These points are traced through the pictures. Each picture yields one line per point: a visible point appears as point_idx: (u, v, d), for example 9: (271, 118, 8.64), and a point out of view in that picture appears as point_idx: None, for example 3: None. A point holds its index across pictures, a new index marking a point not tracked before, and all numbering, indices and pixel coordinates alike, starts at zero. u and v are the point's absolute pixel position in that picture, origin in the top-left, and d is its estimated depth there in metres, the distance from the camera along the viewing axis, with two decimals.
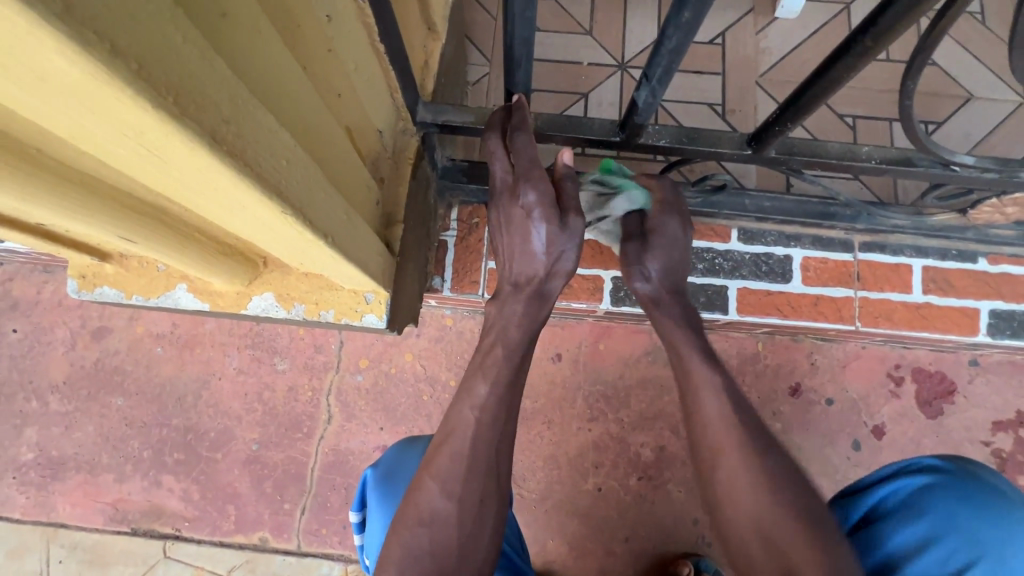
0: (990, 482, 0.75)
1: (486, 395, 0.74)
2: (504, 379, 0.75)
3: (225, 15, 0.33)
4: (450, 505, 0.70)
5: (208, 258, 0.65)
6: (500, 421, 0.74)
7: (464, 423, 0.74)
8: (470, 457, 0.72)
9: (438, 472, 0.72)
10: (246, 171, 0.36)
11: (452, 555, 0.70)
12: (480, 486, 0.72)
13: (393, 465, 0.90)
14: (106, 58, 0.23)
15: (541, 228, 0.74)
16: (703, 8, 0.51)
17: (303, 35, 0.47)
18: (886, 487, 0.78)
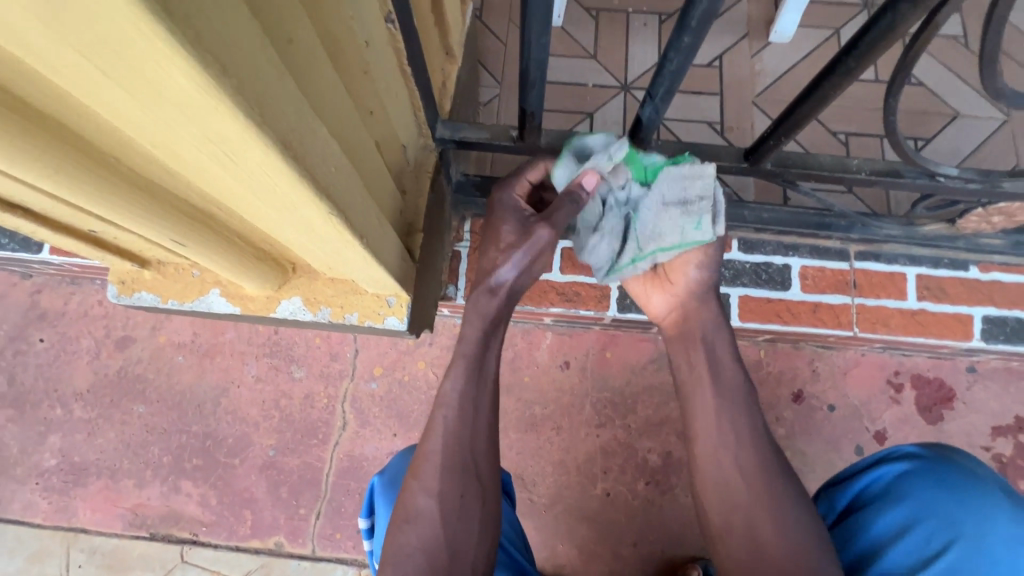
0: (961, 463, 0.84)
1: (450, 391, 0.78)
2: (466, 375, 0.79)
3: (292, 41, 0.39)
4: (433, 502, 0.73)
5: (245, 262, 0.70)
6: (467, 412, 0.77)
7: (438, 424, 0.77)
8: (444, 454, 0.75)
9: (419, 472, 0.75)
10: (305, 174, 0.41)
11: (442, 551, 0.71)
12: (458, 482, 0.74)
13: (395, 470, 0.94)
14: (218, 76, 0.28)
15: (508, 232, 0.81)
16: (701, 34, 0.56)
17: (345, 59, 0.53)
18: (870, 475, 0.88)
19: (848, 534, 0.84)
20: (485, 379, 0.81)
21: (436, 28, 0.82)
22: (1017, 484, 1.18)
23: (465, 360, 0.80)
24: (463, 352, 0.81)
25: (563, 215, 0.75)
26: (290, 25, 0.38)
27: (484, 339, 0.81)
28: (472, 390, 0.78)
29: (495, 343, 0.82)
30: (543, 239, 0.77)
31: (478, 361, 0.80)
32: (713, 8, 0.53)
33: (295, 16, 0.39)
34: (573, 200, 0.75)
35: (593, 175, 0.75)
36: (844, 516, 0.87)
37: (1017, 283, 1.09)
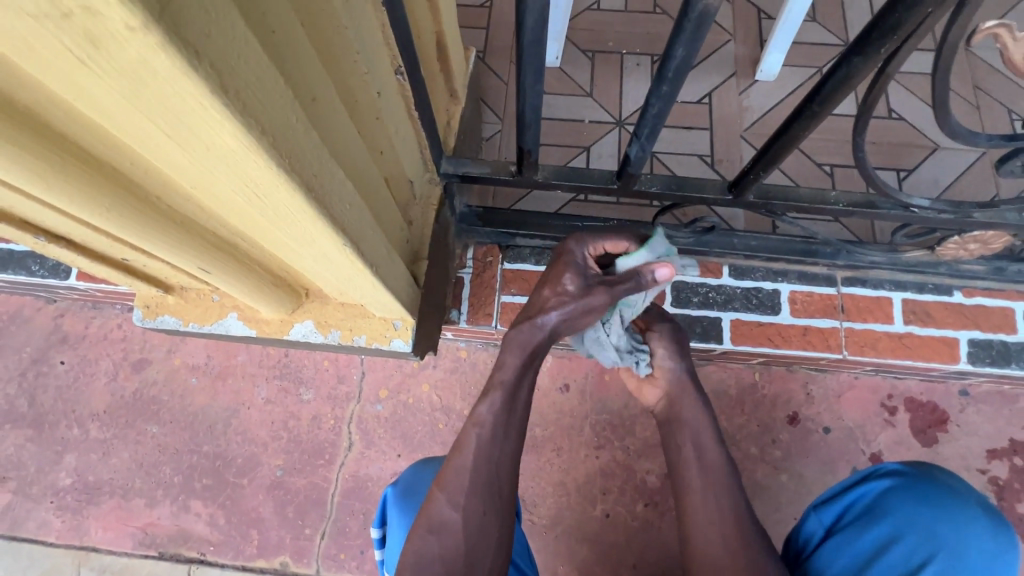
0: (946, 481, 0.88)
1: (484, 412, 0.82)
2: (502, 400, 0.83)
3: (316, 98, 0.45)
4: (456, 514, 0.77)
5: (262, 288, 0.75)
6: (498, 434, 0.81)
7: (468, 442, 0.81)
8: (473, 471, 0.79)
9: (445, 483, 0.79)
10: (323, 211, 0.46)
11: (461, 560, 0.75)
12: (481, 499, 0.78)
13: (412, 482, 0.97)
14: (258, 136, 0.34)
15: (568, 279, 0.84)
16: (678, 83, 0.63)
17: (360, 107, 0.59)
18: (854, 492, 0.90)
19: (838, 548, 0.86)
20: (516, 408, 0.84)
21: (442, 74, 0.90)
22: (1014, 507, 1.19)
23: (502, 389, 0.83)
24: (501, 380, 0.84)
25: (622, 288, 0.82)
26: (313, 85, 0.44)
27: (522, 371, 0.84)
28: (505, 416, 0.82)
29: (530, 374, 0.86)
30: (599, 299, 0.82)
31: (514, 390, 0.83)
32: (686, 62, 0.60)
33: (316, 77, 0.45)
34: (639, 279, 0.82)
35: (669, 267, 0.82)
36: (832, 531, 0.89)
37: (1001, 307, 1.12)
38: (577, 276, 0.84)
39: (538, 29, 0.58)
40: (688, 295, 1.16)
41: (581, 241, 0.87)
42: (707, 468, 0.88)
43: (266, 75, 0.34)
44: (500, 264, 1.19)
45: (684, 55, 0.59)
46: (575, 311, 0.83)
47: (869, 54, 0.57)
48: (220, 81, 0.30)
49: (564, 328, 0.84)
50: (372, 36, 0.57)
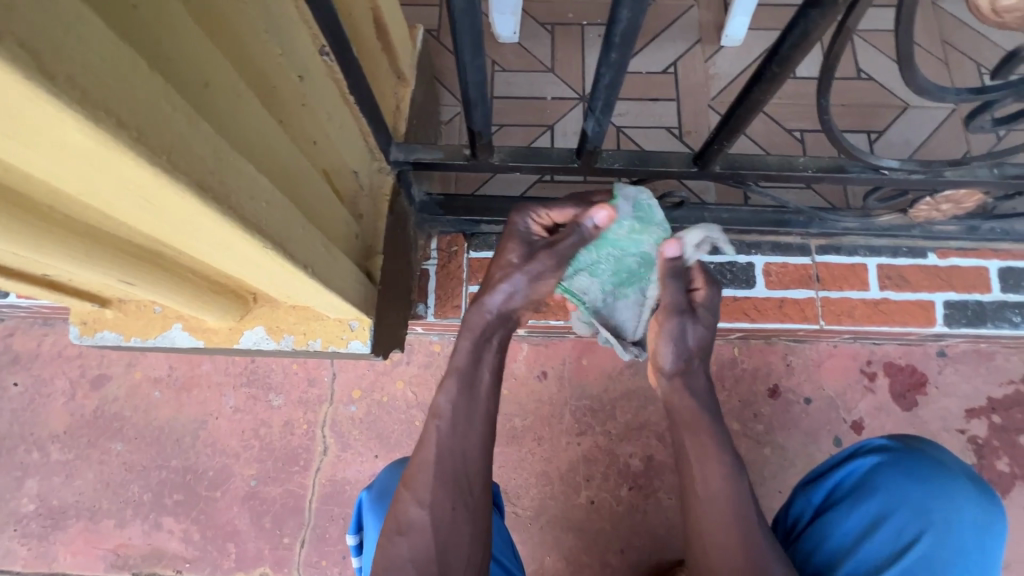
0: (932, 454, 0.87)
1: (441, 403, 0.78)
2: (459, 385, 0.79)
3: (207, 84, 0.40)
4: (423, 512, 0.73)
5: (200, 297, 0.70)
6: (458, 423, 0.77)
7: (428, 436, 0.77)
8: (435, 464, 0.75)
9: (411, 482, 0.75)
10: (229, 213, 0.41)
11: (434, 561, 0.71)
12: (448, 493, 0.74)
13: (386, 485, 0.93)
14: (113, 130, 0.29)
15: (511, 251, 0.82)
16: (627, 50, 0.58)
17: (279, 94, 0.54)
18: (843, 470, 0.89)
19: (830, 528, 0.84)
20: (478, 394, 0.80)
21: (384, 54, 0.84)
22: (993, 464, 1.19)
23: (456, 374, 0.79)
24: (456, 365, 0.81)
25: (569, 240, 0.79)
26: (202, 68, 0.39)
27: (475, 353, 0.81)
28: (464, 402, 0.78)
29: (488, 357, 0.83)
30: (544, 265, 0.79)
31: (470, 373, 0.80)
32: (633, 24, 0.55)
33: (206, 59, 0.40)
34: (581, 230, 0.79)
35: (605, 210, 0.78)
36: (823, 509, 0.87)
37: (975, 267, 1.11)
38: (520, 246, 0.82)
39: None
40: None
41: (521, 209, 0.85)
42: (712, 465, 0.78)
43: (117, 56, 0.29)
44: (466, 253, 1.14)
45: (631, 17, 0.54)
46: (524, 280, 0.80)
47: (826, 6, 0.52)
48: (39, 65, 0.25)
49: (512, 303, 0.82)
50: (284, 13, 0.52)
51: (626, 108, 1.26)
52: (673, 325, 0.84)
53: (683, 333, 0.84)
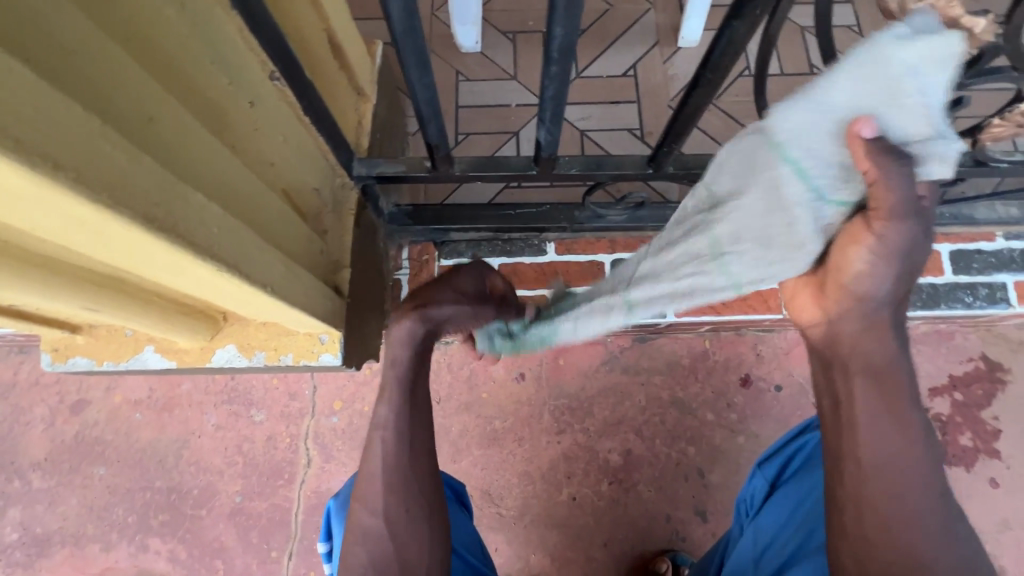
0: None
1: (384, 413, 0.78)
2: (400, 396, 0.79)
3: (152, 118, 0.42)
4: (377, 520, 0.74)
5: (168, 318, 0.71)
6: (403, 434, 0.77)
7: (375, 446, 0.77)
8: (382, 473, 0.75)
9: (362, 495, 0.75)
10: (179, 241, 0.43)
11: (394, 562, 0.72)
12: (399, 498, 0.74)
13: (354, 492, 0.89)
14: (49, 172, 0.31)
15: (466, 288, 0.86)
16: (567, 63, 0.61)
17: (231, 121, 0.56)
18: (796, 444, 0.87)
19: (782, 505, 0.82)
20: (419, 402, 0.80)
21: (341, 72, 0.86)
22: (957, 439, 1.24)
23: (395, 384, 0.79)
24: (395, 376, 0.80)
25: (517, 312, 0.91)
26: (145, 104, 0.42)
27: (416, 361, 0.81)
28: (407, 411, 0.78)
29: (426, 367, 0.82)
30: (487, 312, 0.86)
31: (410, 385, 0.80)
32: (568, 40, 0.57)
33: (149, 96, 0.42)
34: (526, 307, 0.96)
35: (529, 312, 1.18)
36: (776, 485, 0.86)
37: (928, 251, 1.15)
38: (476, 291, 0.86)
39: (406, 20, 0.55)
40: None
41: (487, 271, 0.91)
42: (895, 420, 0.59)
43: (51, 102, 0.31)
44: (437, 261, 1.16)
45: (565, 33, 0.56)
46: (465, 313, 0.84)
47: (746, 17, 0.55)
48: None
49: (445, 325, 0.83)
50: (232, 45, 0.54)
51: (589, 112, 1.29)
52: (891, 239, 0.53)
53: (897, 247, 0.54)
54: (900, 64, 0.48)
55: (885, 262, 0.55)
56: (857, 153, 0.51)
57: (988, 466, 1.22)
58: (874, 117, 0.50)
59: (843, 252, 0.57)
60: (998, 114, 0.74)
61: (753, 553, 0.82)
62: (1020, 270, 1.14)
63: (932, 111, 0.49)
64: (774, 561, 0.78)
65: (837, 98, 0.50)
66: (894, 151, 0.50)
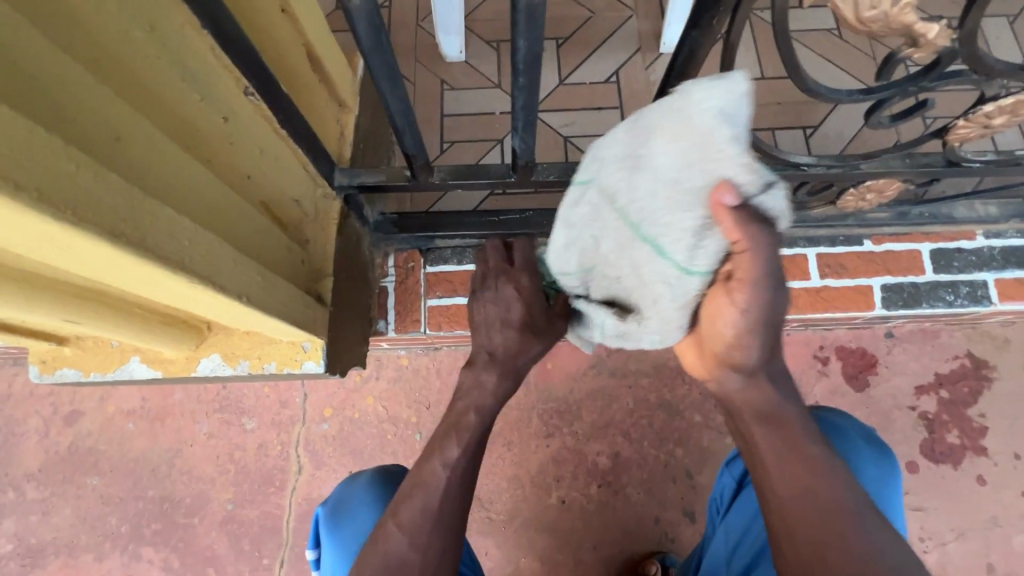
0: (836, 422, 0.90)
1: (455, 453, 0.76)
2: (475, 443, 0.78)
3: (118, 138, 0.44)
4: (417, 556, 0.69)
5: (151, 329, 0.72)
6: (467, 478, 0.75)
7: (433, 480, 0.74)
8: (438, 510, 0.72)
9: (404, 522, 0.71)
10: (149, 255, 0.45)
11: None
12: (443, 534, 0.71)
13: (342, 499, 0.91)
14: (10, 192, 0.33)
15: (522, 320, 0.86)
16: (533, 73, 0.62)
17: (203, 137, 0.58)
18: None
19: (749, 505, 0.84)
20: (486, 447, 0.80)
21: (321, 84, 0.87)
22: (944, 437, 1.24)
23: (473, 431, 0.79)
24: (469, 422, 0.80)
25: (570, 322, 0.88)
26: (110, 124, 0.43)
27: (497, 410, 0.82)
28: (477, 458, 0.78)
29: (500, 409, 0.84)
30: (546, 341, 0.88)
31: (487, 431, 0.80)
32: (532, 52, 0.59)
33: (114, 116, 0.44)
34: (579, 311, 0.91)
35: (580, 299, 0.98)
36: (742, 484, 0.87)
37: (908, 251, 1.16)
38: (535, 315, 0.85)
39: (374, 37, 0.56)
40: None
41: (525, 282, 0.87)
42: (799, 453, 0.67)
43: (11, 126, 0.33)
44: (423, 268, 1.17)
45: (528, 46, 0.58)
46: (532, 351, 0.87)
47: (703, 27, 0.57)
48: None
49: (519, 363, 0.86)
50: (203, 64, 0.56)
51: (572, 119, 1.30)
52: (756, 295, 0.55)
53: (763, 312, 0.57)
54: (710, 111, 0.48)
55: (751, 323, 0.59)
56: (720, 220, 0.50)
57: (976, 464, 1.22)
58: (726, 181, 0.48)
59: (712, 319, 0.61)
60: (961, 117, 0.75)
61: (726, 552, 0.85)
62: (1001, 268, 1.14)
63: (749, 160, 0.48)
64: (743, 560, 0.82)
65: (661, 154, 0.52)
66: (744, 213, 0.49)
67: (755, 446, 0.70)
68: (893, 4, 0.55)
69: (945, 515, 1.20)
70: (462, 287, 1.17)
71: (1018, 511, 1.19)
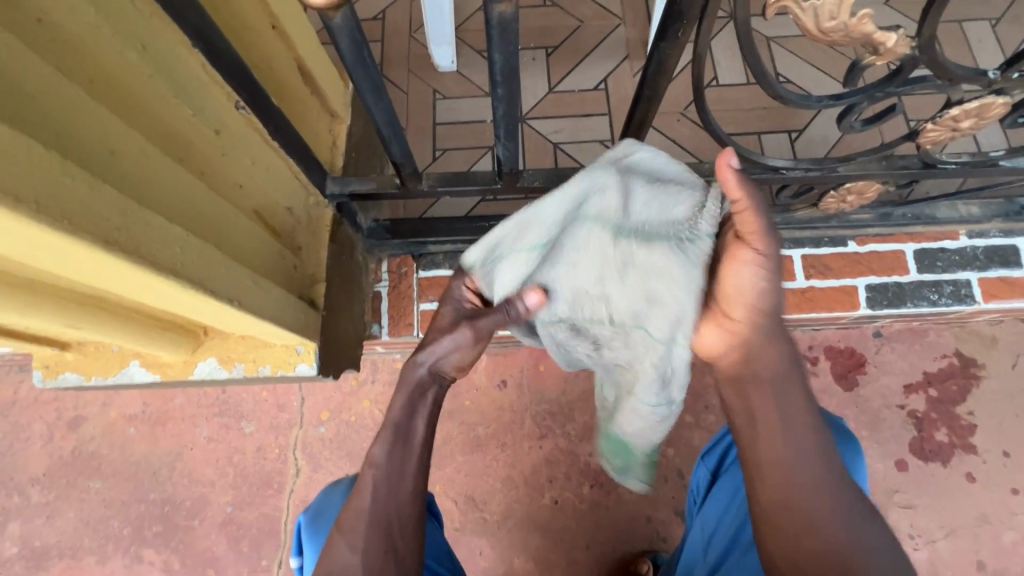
0: None
1: (377, 453, 0.76)
2: (393, 437, 0.77)
3: (113, 152, 0.47)
4: (355, 558, 0.72)
5: (150, 334, 0.75)
6: (396, 479, 0.76)
7: (364, 485, 0.76)
8: (370, 512, 0.74)
9: (344, 526, 0.74)
10: (143, 262, 0.47)
11: None
12: (381, 536, 0.73)
13: (321, 506, 0.93)
14: (10, 205, 0.36)
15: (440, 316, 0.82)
16: (511, 85, 0.65)
17: (196, 150, 0.61)
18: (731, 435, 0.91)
19: (724, 495, 0.86)
20: (415, 445, 0.78)
21: (313, 97, 0.91)
22: (933, 436, 1.25)
23: (390, 425, 0.78)
24: (391, 419, 0.78)
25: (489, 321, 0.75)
26: (105, 139, 0.46)
27: (410, 405, 0.79)
28: (401, 456, 0.77)
29: (423, 408, 0.80)
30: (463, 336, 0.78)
31: (404, 424, 0.78)
32: (509, 65, 0.62)
33: (109, 131, 0.47)
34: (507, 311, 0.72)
35: (538, 292, 0.68)
36: (715, 472, 0.90)
37: (893, 251, 1.18)
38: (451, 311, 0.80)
39: (356, 52, 0.59)
40: None
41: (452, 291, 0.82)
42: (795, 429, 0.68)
43: (11, 146, 0.36)
44: (416, 273, 1.20)
45: (503, 59, 0.61)
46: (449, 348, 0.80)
47: (669, 40, 0.59)
48: None
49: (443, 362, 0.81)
50: (194, 80, 0.59)
51: (560, 126, 1.33)
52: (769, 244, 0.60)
53: (772, 266, 0.61)
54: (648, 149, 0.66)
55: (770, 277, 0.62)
56: (723, 181, 0.56)
57: (965, 462, 1.23)
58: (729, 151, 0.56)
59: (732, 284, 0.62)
60: (931, 120, 0.77)
61: (702, 543, 0.88)
62: (984, 267, 1.16)
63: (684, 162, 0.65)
64: (717, 550, 0.85)
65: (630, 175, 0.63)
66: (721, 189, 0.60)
67: (750, 420, 0.69)
68: (851, 16, 0.58)
69: (935, 512, 1.21)
70: None
71: (1007, 508, 1.20)
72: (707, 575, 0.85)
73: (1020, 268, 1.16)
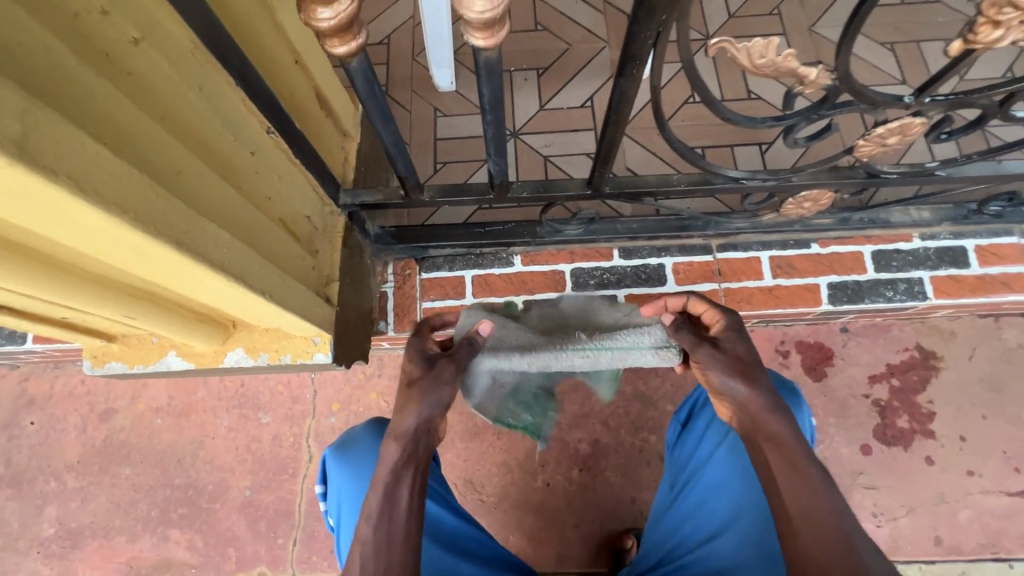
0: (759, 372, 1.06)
1: (363, 526, 0.76)
2: (375, 509, 0.77)
3: (180, 173, 0.60)
4: None
5: (187, 325, 0.87)
6: (382, 547, 0.75)
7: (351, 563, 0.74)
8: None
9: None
10: (202, 260, 0.60)
11: None
12: None
13: (347, 440, 1.05)
14: (118, 215, 0.48)
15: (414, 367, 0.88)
16: (498, 113, 0.78)
17: (237, 168, 0.73)
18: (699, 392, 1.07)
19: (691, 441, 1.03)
20: (398, 513, 0.77)
21: (328, 119, 1.03)
22: (895, 422, 1.36)
23: (373, 496, 0.77)
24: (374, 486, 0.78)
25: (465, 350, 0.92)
26: (174, 162, 0.59)
27: (392, 477, 0.78)
28: (385, 525, 0.76)
29: (406, 477, 0.80)
30: (447, 371, 0.87)
31: (388, 492, 0.77)
32: (495, 97, 0.74)
33: (177, 156, 0.60)
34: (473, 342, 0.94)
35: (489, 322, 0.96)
36: (687, 422, 1.06)
37: (852, 252, 1.29)
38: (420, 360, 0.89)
39: (368, 88, 0.72)
40: (586, 280, 1.31)
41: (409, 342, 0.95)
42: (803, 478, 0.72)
43: (117, 171, 0.48)
44: (418, 275, 1.32)
45: (491, 92, 0.73)
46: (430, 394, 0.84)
47: (627, 77, 0.72)
48: (78, 185, 0.44)
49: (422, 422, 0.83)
50: (235, 111, 0.71)
51: (551, 140, 1.46)
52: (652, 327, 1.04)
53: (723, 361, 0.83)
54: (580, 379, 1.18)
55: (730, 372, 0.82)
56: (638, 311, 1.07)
57: (924, 446, 1.33)
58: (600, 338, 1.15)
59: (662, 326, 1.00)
60: (862, 137, 0.89)
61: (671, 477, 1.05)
62: (935, 266, 1.28)
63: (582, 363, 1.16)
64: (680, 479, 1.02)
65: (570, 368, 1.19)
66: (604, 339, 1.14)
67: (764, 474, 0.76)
68: (777, 55, 0.70)
69: (897, 492, 1.31)
70: (453, 291, 1.31)
71: (962, 488, 1.31)
72: (671, 500, 1.03)
73: (969, 267, 1.27)
